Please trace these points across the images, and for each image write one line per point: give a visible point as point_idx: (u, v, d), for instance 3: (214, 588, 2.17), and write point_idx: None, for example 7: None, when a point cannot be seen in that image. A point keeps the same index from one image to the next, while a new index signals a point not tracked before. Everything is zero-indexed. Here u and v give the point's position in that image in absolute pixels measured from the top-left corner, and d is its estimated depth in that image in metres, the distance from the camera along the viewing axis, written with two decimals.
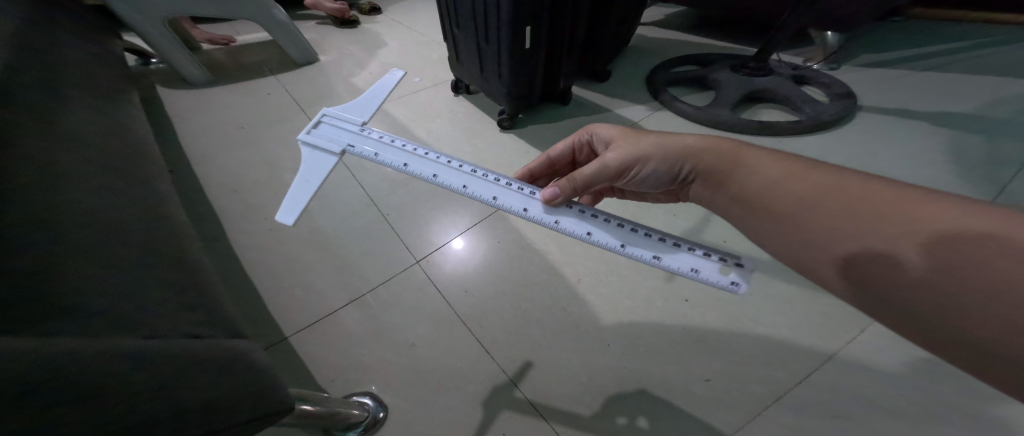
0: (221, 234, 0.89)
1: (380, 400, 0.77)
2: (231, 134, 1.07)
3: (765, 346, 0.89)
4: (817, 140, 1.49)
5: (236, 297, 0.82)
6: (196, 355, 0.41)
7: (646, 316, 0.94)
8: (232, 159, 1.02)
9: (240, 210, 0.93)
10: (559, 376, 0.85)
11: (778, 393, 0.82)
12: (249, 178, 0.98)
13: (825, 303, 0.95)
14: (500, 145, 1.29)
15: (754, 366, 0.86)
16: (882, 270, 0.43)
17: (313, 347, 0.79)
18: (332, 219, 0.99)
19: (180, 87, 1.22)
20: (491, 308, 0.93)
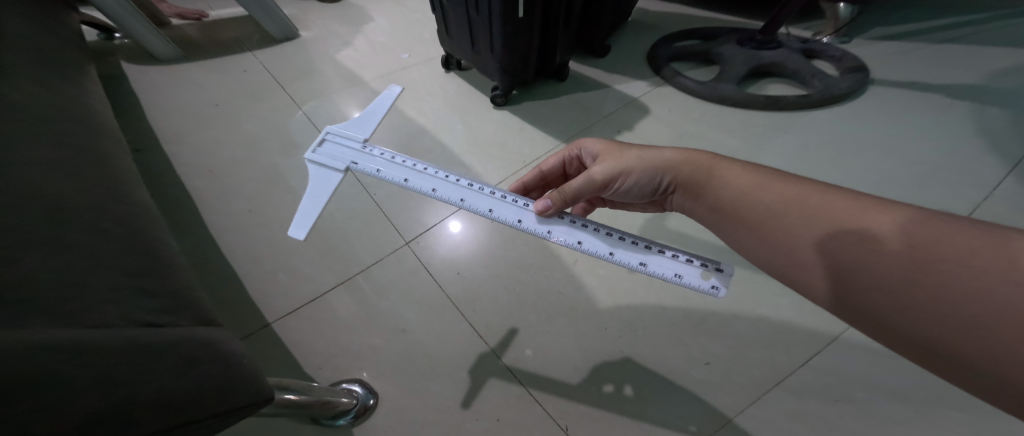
0: (197, 218, 0.84)
1: (370, 388, 0.75)
2: (205, 113, 1.02)
3: (767, 327, 0.86)
4: (826, 115, 1.42)
5: (213, 282, 0.78)
6: (152, 343, 0.37)
7: (644, 298, 0.91)
8: (209, 140, 0.96)
9: (216, 191, 0.88)
10: (555, 361, 0.83)
11: (779, 376, 0.79)
12: (225, 159, 0.94)
13: None
14: (493, 123, 1.23)
15: (755, 349, 0.83)
16: (861, 283, 0.40)
17: (298, 334, 0.76)
18: None
19: (150, 63, 1.15)
20: (486, 291, 0.90)
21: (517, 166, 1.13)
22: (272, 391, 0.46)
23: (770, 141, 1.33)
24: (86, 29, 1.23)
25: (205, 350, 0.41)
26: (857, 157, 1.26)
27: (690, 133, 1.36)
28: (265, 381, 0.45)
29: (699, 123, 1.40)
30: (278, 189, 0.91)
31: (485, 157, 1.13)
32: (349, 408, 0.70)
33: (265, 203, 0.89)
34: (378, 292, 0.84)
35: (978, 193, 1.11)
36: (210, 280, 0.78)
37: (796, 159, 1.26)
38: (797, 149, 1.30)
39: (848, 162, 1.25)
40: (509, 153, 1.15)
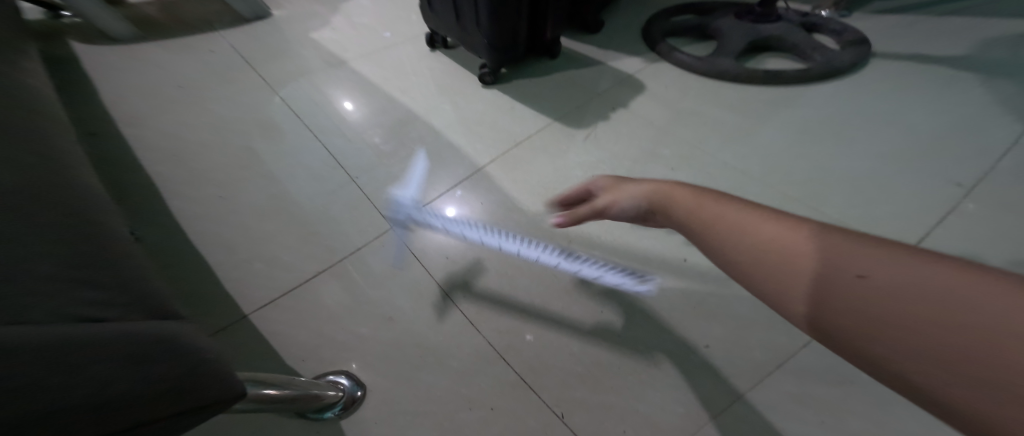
0: (164, 207, 0.79)
1: (357, 380, 0.72)
2: (170, 95, 0.96)
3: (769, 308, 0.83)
4: (828, 89, 1.37)
5: (181, 272, 0.72)
6: (91, 339, 0.33)
7: (642, 279, 0.89)
8: (176, 125, 0.90)
9: (183, 177, 0.83)
10: (550, 347, 0.80)
11: (780, 358, 0.77)
12: (193, 143, 0.88)
13: None
14: (482, 103, 1.18)
15: (756, 330, 0.81)
16: (840, 316, 0.28)
17: (278, 326, 0.72)
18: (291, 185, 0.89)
19: (106, 44, 1.06)
20: (477, 276, 0.86)
21: (507, 146, 1.10)
22: (240, 392, 0.41)
23: (771, 116, 1.28)
24: (32, 7, 1.14)
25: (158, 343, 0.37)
26: (860, 130, 1.22)
27: (687, 109, 1.31)
28: (232, 378, 0.41)
29: (696, 99, 1.35)
30: (254, 177, 0.87)
31: (473, 139, 1.09)
32: (335, 400, 0.67)
33: (240, 191, 0.84)
34: (363, 280, 0.80)
35: (987, 165, 1.08)
36: (178, 272, 0.72)
37: (797, 133, 1.22)
38: (798, 123, 1.25)
39: (851, 135, 1.20)
40: (499, 134, 1.12)
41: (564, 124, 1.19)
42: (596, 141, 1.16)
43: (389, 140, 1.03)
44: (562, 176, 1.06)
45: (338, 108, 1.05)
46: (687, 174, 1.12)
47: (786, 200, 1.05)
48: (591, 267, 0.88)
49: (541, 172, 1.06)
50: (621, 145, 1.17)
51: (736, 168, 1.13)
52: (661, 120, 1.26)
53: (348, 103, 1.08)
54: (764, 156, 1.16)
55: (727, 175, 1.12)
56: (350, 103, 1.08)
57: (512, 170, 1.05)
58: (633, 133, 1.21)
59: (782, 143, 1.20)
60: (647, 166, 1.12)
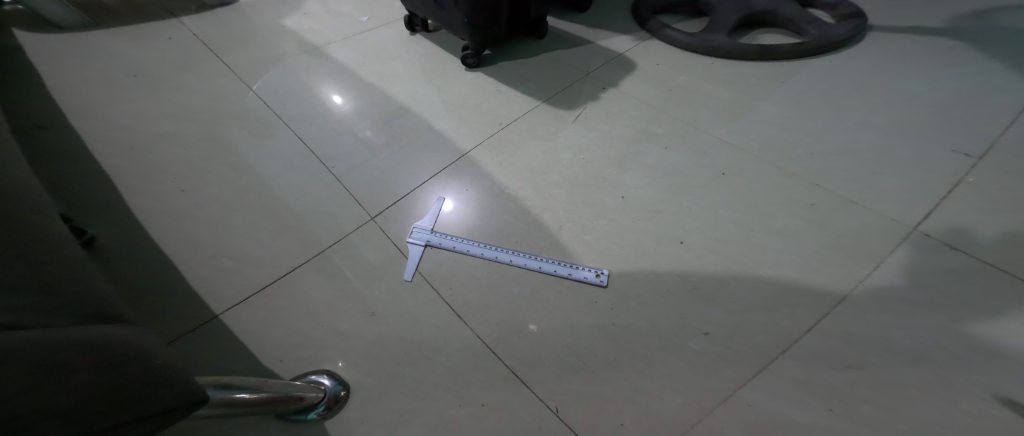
0: (122, 202, 0.73)
1: (340, 379, 0.67)
2: (124, 84, 0.89)
3: (771, 287, 0.84)
4: (825, 62, 1.32)
5: (138, 271, 0.67)
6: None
7: (638, 264, 0.89)
8: (133, 116, 0.84)
9: (141, 171, 0.77)
10: (542, 337, 0.78)
11: (784, 344, 0.76)
12: (151, 134, 0.83)
13: (823, 243, 0.89)
14: (466, 86, 1.14)
15: (756, 315, 0.81)
16: None
17: (250, 324, 0.67)
18: (263, 175, 0.84)
19: (52, 32, 0.99)
20: (461, 265, 0.84)
21: (492, 129, 1.06)
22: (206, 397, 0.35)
23: (767, 91, 1.24)
24: None
25: (99, 345, 0.32)
26: (860, 103, 1.17)
27: (680, 87, 1.26)
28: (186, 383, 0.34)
29: (689, 76, 1.30)
30: (222, 170, 0.82)
31: (457, 124, 1.04)
32: (318, 400, 0.63)
33: (207, 184, 0.79)
34: (343, 274, 0.76)
35: (996, 132, 1.01)
36: (138, 270, 0.67)
37: (794, 107, 1.18)
38: (795, 98, 1.21)
39: (850, 108, 1.16)
40: (484, 117, 1.08)
41: (552, 106, 1.15)
42: (585, 123, 1.12)
43: (382, 133, 0.98)
44: (550, 162, 1.03)
45: (329, 102, 1.00)
46: (681, 154, 1.08)
47: (784, 176, 1.02)
48: (548, 263, 0.87)
49: (529, 156, 1.03)
50: (611, 127, 1.13)
51: (732, 145, 1.09)
52: (653, 99, 1.22)
53: (337, 97, 1.02)
54: (760, 132, 1.12)
55: (723, 152, 1.08)
56: (339, 97, 1.02)
57: (499, 152, 1.02)
58: (623, 113, 1.17)
59: (779, 118, 1.15)
60: (639, 147, 1.09)
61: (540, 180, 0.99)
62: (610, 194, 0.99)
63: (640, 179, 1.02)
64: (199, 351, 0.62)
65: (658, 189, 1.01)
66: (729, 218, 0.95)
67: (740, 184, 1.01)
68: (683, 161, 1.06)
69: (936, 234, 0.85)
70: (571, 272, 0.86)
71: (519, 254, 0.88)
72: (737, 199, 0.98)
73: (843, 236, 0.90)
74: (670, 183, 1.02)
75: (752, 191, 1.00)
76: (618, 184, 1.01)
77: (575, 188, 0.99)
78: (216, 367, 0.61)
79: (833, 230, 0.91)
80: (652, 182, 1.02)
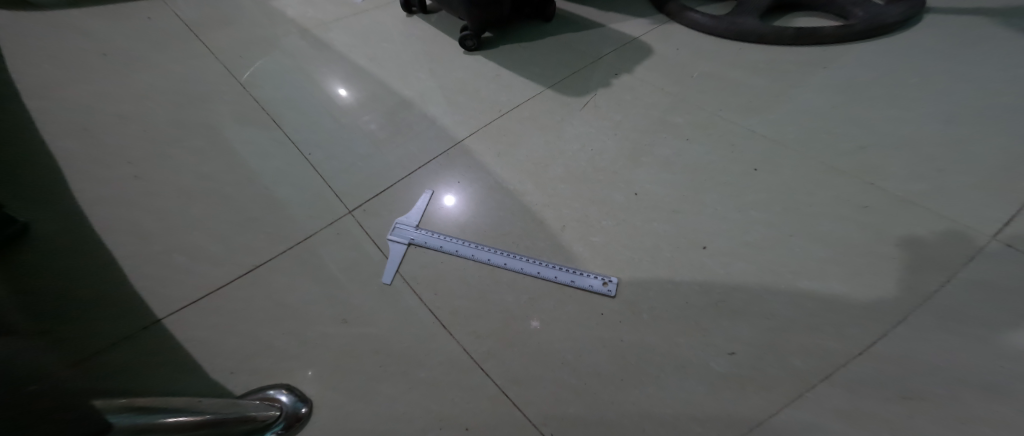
0: (72, 191, 0.67)
1: (301, 394, 0.57)
2: (92, 63, 0.84)
3: (813, 301, 0.71)
4: (874, 47, 1.16)
5: (71, 265, 0.60)
6: None
7: (652, 271, 0.77)
8: (97, 96, 0.79)
9: (95, 154, 0.71)
10: (538, 353, 0.68)
11: (829, 368, 0.63)
12: (112, 115, 0.77)
13: (874, 251, 0.75)
14: (463, 70, 1.05)
15: (793, 333, 0.68)
16: None
17: (200, 329, 0.59)
18: (231, 162, 0.76)
19: (27, 9, 0.95)
20: (448, 267, 0.74)
21: (490, 116, 0.96)
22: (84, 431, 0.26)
23: (805, 77, 1.09)
24: None
25: None
26: (920, 91, 1.01)
27: (704, 74, 1.13)
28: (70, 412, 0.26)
29: (714, 62, 1.16)
30: (188, 156, 0.75)
31: (451, 111, 0.95)
32: (273, 419, 0.52)
33: (172, 172, 0.73)
34: (314, 274, 0.68)
35: None
36: (75, 265, 0.60)
37: (839, 95, 1.02)
38: (841, 85, 1.05)
39: (909, 96, 1.00)
40: (481, 104, 0.98)
41: (557, 93, 1.04)
42: (594, 112, 1.01)
43: (386, 125, 0.90)
44: (554, 153, 0.92)
45: (319, 88, 0.93)
46: (704, 146, 0.95)
47: (828, 171, 0.87)
48: (548, 268, 0.77)
49: (530, 147, 0.92)
50: (624, 116, 1.01)
51: (765, 136, 0.96)
52: (673, 85, 1.09)
53: (341, 89, 0.94)
54: (799, 122, 0.97)
55: (755, 145, 0.94)
56: (345, 89, 0.94)
57: (497, 140, 0.92)
58: (638, 101, 1.05)
59: (821, 106, 1.00)
60: (655, 138, 0.97)
61: (542, 173, 0.89)
62: (621, 190, 0.87)
63: (657, 174, 0.90)
64: (133, 361, 0.54)
65: (677, 186, 0.88)
66: (762, 220, 0.82)
67: (775, 181, 0.87)
68: (707, 154, 0.93)
69: (1019, 244, 0.71)
70: (575, 279, 0.75)
71: (514, 257, 0.77)
72: (771, 198, 0.85)
73: (902, 244, 0.75)
74: (692, 179, 0.89)
75: (790, 188, 0.86)
76: (630, 179, 0.89)
77: (582, 182, 0.88)
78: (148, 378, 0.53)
79: (889, 236, 0.77)
80: (668, 177, 0.90)
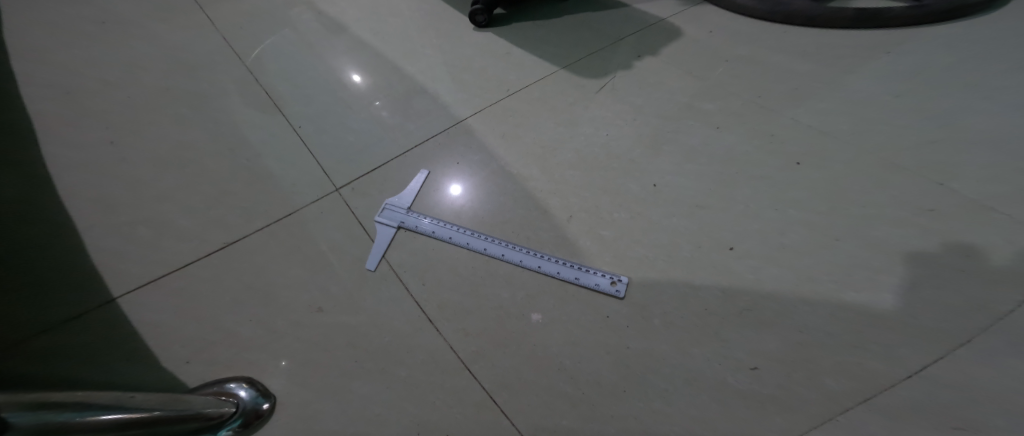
0: (46, 159, 0.65)
1: (263, 389, 0.52)
2: (89, 29, 0.83)
3: (856, 314, 0.61)
4: (950, 30, 1.00)
5: (29, 235, 0.57)
6: None
7: (668, 272, 0.68)
8: (88, 63, 0.77)
9: (77, 120, 0.69)
10: (532, 357, 0.60)
11: (867, 390, 0.54)
12: (101, 82, 0.74)
13: (940, 262, 0.63)
14: (472, 47, 0.97)
15: (829, 350, 0.58)
16: None
17: (162, 309, 0.55)
18: (216, 133, 0.72)
19: None
20: (438, 255, 0.68)
21: (498, 95, 0.89)
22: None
23: (859, 62, 0.95)
24: None
25: None
26: (1004, 78, 0.85)
27: (739, 57, 1.01)
28: None
29: (751, 45, 1.04)
30: (171, 125, 0.72)
31: (455, 88, 0.89)
32: (227, 415, 0.48)
33: (154, 142, 0.69)
34: (292, 256, 0.63)
35: None
36: (32, 237, 0.57)
37: (901, 82, 0.89)
38: (905, 71, 0.91)
39: (989, 84, 0.85)
40: (488, 83, 0.91)
41: (573, 74, 0.96)
42: (612, 96, 0.92)
43: (398, 112, 0.83)
44: (564, 137, 0.84)
45: (319, 61, 0.89)
46: (737, 135, 0.84)
47: (884, 167, 0.75)
48: (549, 262, 0.68)
49: (538, 129, 0.84)
50: (645, 100, 0.91)
51: (808, 126, 0.84)
52: (703, 70, 0.98)
53: (355, 74, 0.88)
54: (851, 111, 0.85)
55: (796, 135, 0.82)
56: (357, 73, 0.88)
57: (503, 122, 0.85)
58: (663, 86, 0.94)
59: (880, 94, 0.87)
60: (679, 125, 0.87)
61: (549, 158, 0.81)
62: (637, 181, 0.78)
63: (679, 164, 0.80)
64: (79, 343, 0.50)
65: (702, 178, 0.78)
66: (802, 220, 0.71)
67: (820, 176, 0.76)
68: (739, 144, 0.82)
69: None
70: (579, 277, 0.67)
71: (513, 248, 0.70)
72: (815, 195, 0.73)
73: (975, 255, 0.63)
74: (721, 171, 0.79)
75: (837, 185, 0.74)
76: (649, 169, 0.80)
77: (594, 170, 0.79)
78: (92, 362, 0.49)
79: (958, 245, 0.64)
80: (693, 168, 0.80)
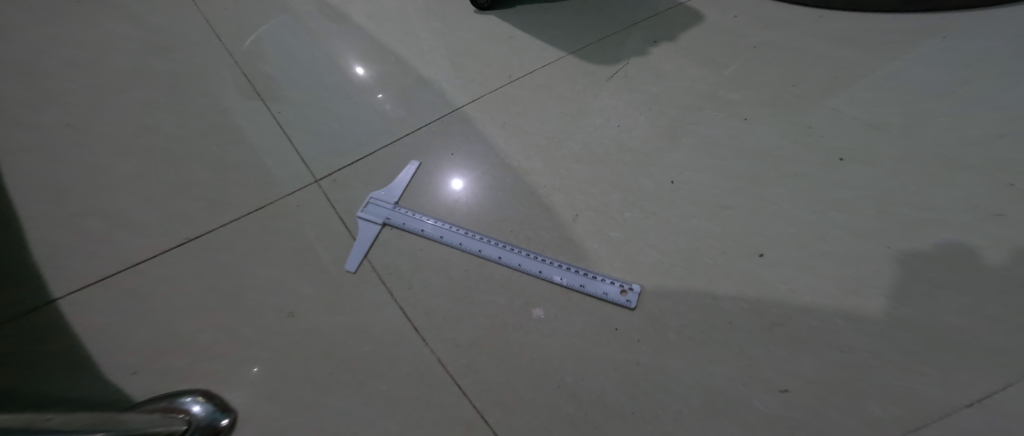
0: (0, 146, 0.59)
1: (222, 403, 0.46)
2: (64, 7, 0.77)
3: (910, 332, 0.52)
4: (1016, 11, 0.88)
5: None
6: None
7: (687, 280, 0.59)
8: (59, 43, 0.72)
9: (41, 104, 0.64)
10: (529, 373, 0.53)
11: (920, 420, 0.46)
12: (71, 63, 0.70)
13: (1012, 275, 0.54)
14: (472, 31, 0.90)
15: (875, 372, 0.50)
16: None
17: (113, 313, 0.50)
18: (190, 120, 0.67)
19: None
20: (427, 256, 0.61)
21: (498, 82, 0.81)
22: None
23: (906, 48, 0.85)
24: None
25: None
26: None
27: (768, 43, 0.91)
28: None
29: (781, 29, 0.94)
30: (142, 110, 0.66)
31: (453, 74, 0.82)
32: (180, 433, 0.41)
33: (122, 128, 0.64)
34: (265, 254, 0.57)
35: None
36: None
37: (957, 69, 0.78)
38: (963, 58, 0.80)
39: None
40: (489, 69, 0.83)
41: (581, 61, 0.88)
42: (625, 83, 0.83)
43: (400, 104, 0.76)
44: (571, 128, 0.76)
45: (306, 43, 0.82)
46: (766, 127, 0.75)
47: (941, 164, 0.65)
48: (551, 267, 0.61)
49: (542, 119, 0.77)
50: (661, 89, 0.82)
51: (848, 117, 0.74)
52: (726, 56, 0.89)
53: (361, 68, 0.81)
54: (898, 102, 0.75)
55: (835, 127, 0.73)
56: (347, 56, 0.82)
57: (504, 110, 0.77)
58: (681, 73, 0.86)
59: (933, 83, 0.76)
60: (700, 116, 0.78)
61: (554, 150, 0.73)
62: (652, 176, 0.70)
63: (700, 158, 0.72)
64: (15, 351, 0.45)
65: (727, 174, 0.69)
66: (844, 223, 0.62)
67: (865, 175, 0.66)
68: (769, 137, 0.73)
69: None
70: (585, 284, 0.59)
71: (510, 250, 0.62)
72: (859, 195, 0.64)
73: None
74: (748, 167, 0.70)
75: (884, 184, 0.64)
76: (665, 163, 0.71)
77: (603, 164, 0.71)
78: (26, 373, 0.44)
79: None
80: (715, 163, 0.71)
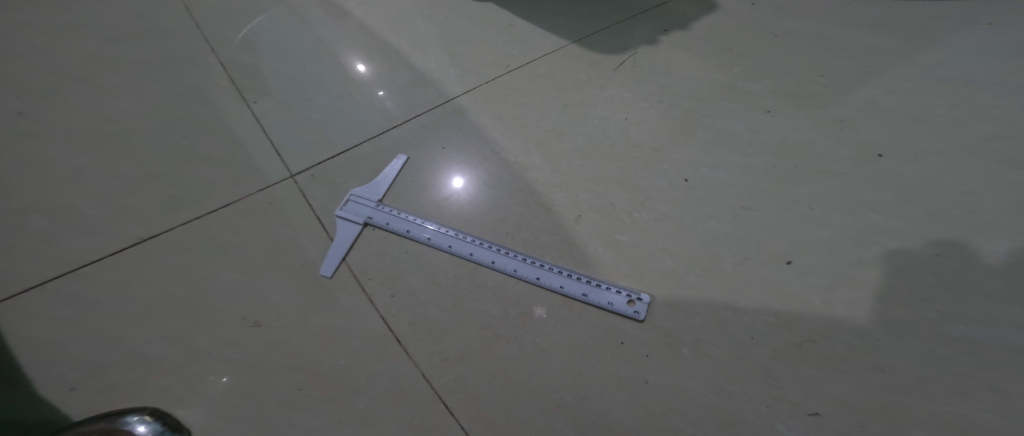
0: None
1: (174, 423, 0.41)
2: None
3: (965, 350, 0.44)
4: None
5: None
6: None
7: (703, 290, 0.52)
8: (29, 30, 0.68)
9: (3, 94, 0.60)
10: (522, 392, 0.46)
11: None
12: (39, 51, 0.66)
13: None
14: (470, 18, 0.84)
15: (929, 399, 0.42)
16: None
17: (61, 321, 0.45)
18: (163, 111, 0.63)
19: None
20: (412, 259, 0.55)
21: (496, 72, 0.75)
22: None
23: (948, 35, 0.76)
24: None
25: None
26: None
27: (790, 31, 0.83)
28: None
29: (806, 16, 0.86)
30: (112, 101, 0.62)
31: (447, 64, 0.76)
32: None
33: (89, 119, 0.60)
34: (233, 256, 0.52)
35: None
36: None
37: (1008, 57, 0.70)
38: (1014, 45, 0.72)
39: None
40: (487, 58, 0.78)
41: (586, 50, 0.81)
42: (633, 74, 0.77)
43: (395, 98, 0.70)
44: (573, 121, 0.70)
45: (290, 31, 0.77)
46: (791, 120, 0.67)
47: (996, 160, 0.57)
48: (550, 273, 0.54)
49: (543, 111, 0.71)
50: (673, 79, 0.76)
51: (885, 109, 0.66)
52: (745, 45, 0.81)
53: (361, 64, 0.74)
54: (943, 92, 0.67)
55: (869, 120, 0.65)
56: (334, 45, 0.76)
57: (502, 102, 0.71)
58: (695, 63, 0.79)
59: (981, 73, 0.68)
60: (716, 108, 0.71)
61: (554, 144, 0.67)
62: (663, 173, 0.63)
63: (717, 154, 0.65)
64: None
65: (747, 171, 0.62)
66: (885, 227, 0.54)
67: (907, 172, 0.58)
68: (794, 131, 0.66)
69: None
70: (588, 293, 0.53)
71: (504, 253, 0.56)
72: (900, 195, 0.56)
73: None
74: (771, 163, 0.63)
75: (930, 183, 0.57)
76: (678, 159, 0.65)
77: (609, 160, 0.65)
78: None
79: None
80: (734, 159, 0.64)
